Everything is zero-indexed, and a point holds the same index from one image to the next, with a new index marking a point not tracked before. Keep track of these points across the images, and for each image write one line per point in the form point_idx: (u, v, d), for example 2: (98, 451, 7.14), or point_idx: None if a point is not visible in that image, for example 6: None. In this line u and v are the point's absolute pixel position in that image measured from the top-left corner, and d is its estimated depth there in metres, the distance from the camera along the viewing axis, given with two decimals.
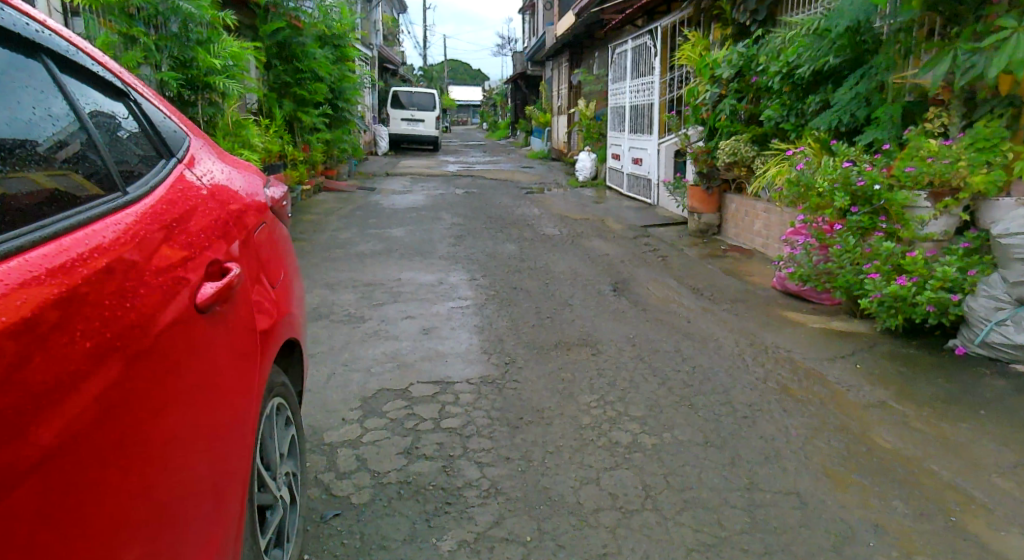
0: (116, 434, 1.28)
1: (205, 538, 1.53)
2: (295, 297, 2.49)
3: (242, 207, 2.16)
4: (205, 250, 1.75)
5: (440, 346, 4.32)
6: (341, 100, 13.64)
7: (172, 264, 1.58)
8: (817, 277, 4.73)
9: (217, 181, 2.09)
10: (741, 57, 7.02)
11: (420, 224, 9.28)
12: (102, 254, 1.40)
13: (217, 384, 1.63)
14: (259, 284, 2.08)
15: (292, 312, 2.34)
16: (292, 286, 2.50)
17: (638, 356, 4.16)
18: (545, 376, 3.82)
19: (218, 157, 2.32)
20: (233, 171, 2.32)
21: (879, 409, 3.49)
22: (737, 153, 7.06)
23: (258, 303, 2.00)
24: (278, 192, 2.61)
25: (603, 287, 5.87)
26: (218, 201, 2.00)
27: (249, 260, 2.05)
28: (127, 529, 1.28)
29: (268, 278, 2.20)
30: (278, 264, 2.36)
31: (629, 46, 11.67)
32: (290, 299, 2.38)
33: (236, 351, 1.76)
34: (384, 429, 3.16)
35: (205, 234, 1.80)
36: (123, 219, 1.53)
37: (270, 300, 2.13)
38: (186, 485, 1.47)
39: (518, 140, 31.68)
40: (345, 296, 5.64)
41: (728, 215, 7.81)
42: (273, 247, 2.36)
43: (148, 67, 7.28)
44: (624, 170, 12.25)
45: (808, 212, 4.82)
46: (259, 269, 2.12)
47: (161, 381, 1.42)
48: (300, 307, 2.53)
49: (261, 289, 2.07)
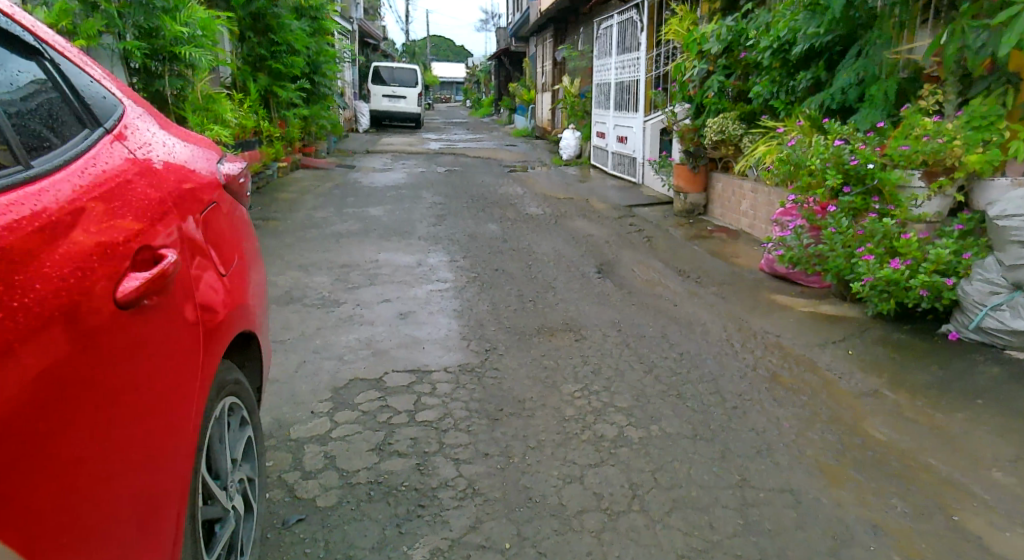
0: (39, 421, 1.18)
1: (148, 534, 1.43)
2: (256, 281, 2.33)
3: (198, 183, 2.00)
4: (156, 226, 1.63)
5: (417, 332, 4.14)
6: (319, 74, 13.32)
7: (120, 238, 1.47)
8: (807, 260, 4.54)
9: (169, 154, 1.93)
10: (730, 31, 6.79)
11: (399, 203, 9.04)
12: (15, 229, 1.24)
13: (159, 374, 1.49)
14: (214, 267, 1.93)
15: (252, 297, 2.19)
16: (253, 269, 2.34)
17: (622, 342, 4.00)
18: (526, 364, 3.65)
19: (171, 129, 2.16)
20: (187, 144, 2.15)
21: (871, 399, 3.31)
22: (725, 131, 6.89)
23: (215, 286, 1.87)
24: (236, 168, 2.42)
25: (586, 270, 5.70)
26: (170, 174, 1.84)
27: (204, 241, 1.90)
28: (50, 520, 1.19)
29: (225, 259, 2.05)
30: (238, 245, 2.21)
31: (614, 21, 11.40)
32: (250, 284, 2.23)
33: (190, 336, 1.65)
34: (356, 424, 2.98)
35: (156, 208, 1.67)
36: (50, 189, 1.37)
37: (229, 285, 1.99)
38: (113, 486, 1.33)
39: (502, 118, 31.29)
40: (319, 278, 5.43)
41: (714, 195, 7.65)
42: (233, 227, 2.20)
43: (110, 36, 7.01)
44: (609, 149, 12.03)
45: (798, 192, 4.64)
46: (215, 250, 1.97)
47: (97, 366, 1.31)
48: (261, 291, 2.36)
49: (216, 272, 1.92)
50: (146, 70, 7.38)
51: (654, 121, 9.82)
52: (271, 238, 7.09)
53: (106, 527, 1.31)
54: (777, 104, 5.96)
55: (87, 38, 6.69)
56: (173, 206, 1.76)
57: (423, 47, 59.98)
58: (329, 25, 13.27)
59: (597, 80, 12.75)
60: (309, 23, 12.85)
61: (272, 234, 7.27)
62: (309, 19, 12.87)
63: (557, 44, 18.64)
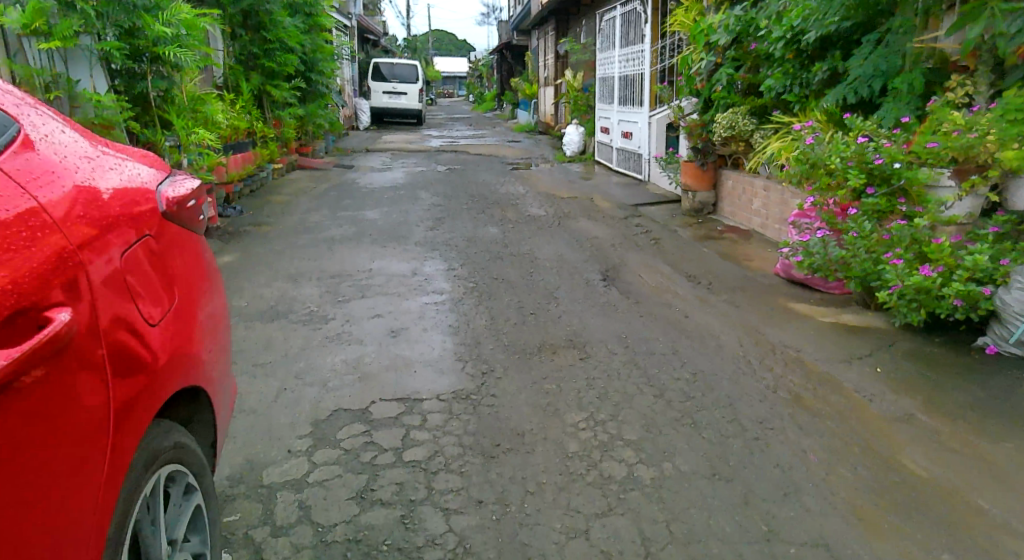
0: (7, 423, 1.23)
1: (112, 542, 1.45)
2: (212, 312, 2.19)
3: (153, 205, 1.90)
4: (116, 237, 1.65)
5: (408, 352, 3.84)
6: (314, 72, 13.06)
7: (81, 250, 1.50)
8: (828, 266, 4.16)
9: (120, 174, 1.86)
10: (739, 21, 6.44)
11: (397, 204, 8.75)
12: None
13: (117, 386, 1.50)
14: (162, 296, 1.82)
15: (206, 329, 2.06)
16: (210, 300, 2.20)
17: (629, 359, 3.69)
18: (525, 389, 3.34)
19: (119, 148, 2.07)
20: (139, 164, 2.03)
21: (904, 424, 2.91)
22: (734, 126, 6.56)
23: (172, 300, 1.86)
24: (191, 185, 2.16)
25: (590, 276, 5.40)
26: (120, 195, 1.77)
27: (153, 268, 1.79)
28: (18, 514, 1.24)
29: (178, 288, 1.93)
30: (193, 273, 2.08)
31: (618, 13, 11.06)
32: (205, 315, 2.11)
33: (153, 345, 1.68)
34: (336, 465, 2.69)
35: (117, 220, 1.69)
36: None
37: (187, 301, 1.97)
38: (83, 484, 1.37)
39: (505, 113, 30.92)
40: (309, 290, 5.15)
41: (724, 192, 7.32)
42: (190, 250, 2.10)
43: (89, 36, 6.83)
44: (613, 144, 11.71)
45: (817, 192, 4.29)
46: (165, 278, 1.86)
47: (66, 369, 1.36)
48: (218, 323, 2.22)
49: (164, 302, 1.81)
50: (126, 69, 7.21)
51: (660, 116, 9.50)
52: (262, 244, 6.81)
53: (63, 539, 1.32)
54: (790, 98, 5.62)
55: (64, 38, 6.51)
56: (124, 227, 1.70)
57: (425, 42, 59.59)
58: (324, 21, 13.01)
59: (600, 73, 12.41)
60: (302, 19, 12.59)
61: (262, 241, 7.00)
62: (303, 15, 12.62)
63: (559, 38, 18.29)
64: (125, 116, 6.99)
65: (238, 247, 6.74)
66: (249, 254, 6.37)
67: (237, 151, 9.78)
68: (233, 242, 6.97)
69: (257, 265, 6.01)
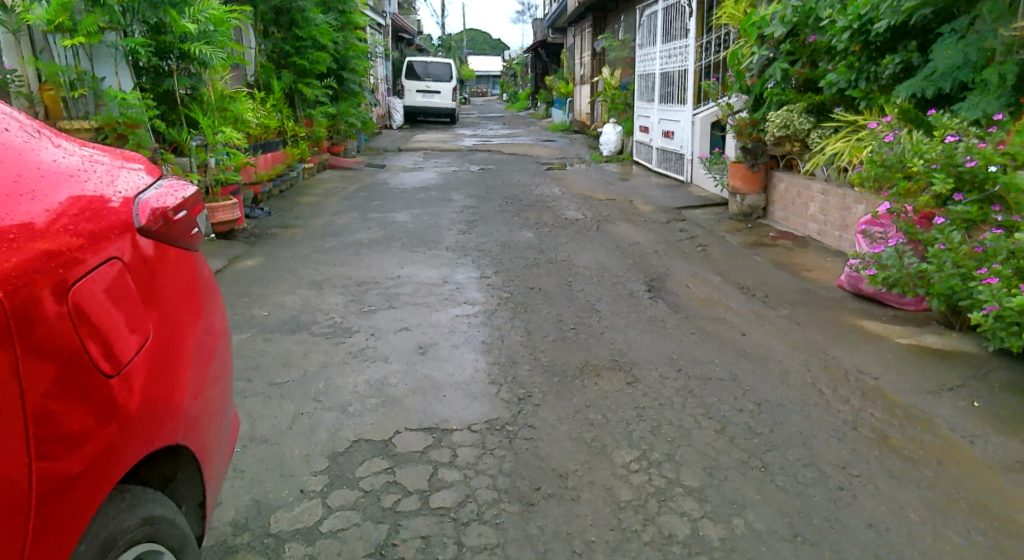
0: None
1: None
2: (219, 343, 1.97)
3: (162, 221, 1.71)
4: (108, 249, 1.49)
5: (437, 374, 3.50)
6: (347, 71, 12.81)
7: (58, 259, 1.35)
8: (907, 281, 3.71)
9: (122, 186, 1.67)
10: (796, 11, 5.97)
11: (429, 206, 8.45)
12: None
13: (80, 418, 1.32)
14: (163, 319, 1.64)
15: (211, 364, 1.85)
16: (215, 329, 1.97)
17: (681, 384, 3.31)
18: (567, 420, 2.98)
19: (134, 162, 1.89)
20: (148, 176, 1.84)
21: (1016, 474, 2.49)
22: (789, 125, 6.12)
23: (174, 330, 1.66)
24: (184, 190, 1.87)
25: (633, 287, 5.02)
26: (118, 208, 1.58)
27: (152, 289, 1.61)
28: None
29: (179, 316, 1.72)
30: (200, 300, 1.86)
31: (659, 7, 10.62)
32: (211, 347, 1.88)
33: (142, 374, 1.50)
34: (353, 511, 2.35)
35: (111, 230, 1.52)
36: None
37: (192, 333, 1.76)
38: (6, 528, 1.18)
39: (539, 112, 30.57)
40: (333, 300, 4.85)
41: (775, 196, 6.87)
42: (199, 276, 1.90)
43: (113, 32, 6.59)
44: (653, 144, 11.29)
45: (894, 198, 3.86)
46: (168, 299, 1.67)
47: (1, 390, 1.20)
48: (225, 356, 1.99)
49: (164, 326, 1.63)
50: (152, 66, 6.95)
51: (704, 114, 9.06)
52: (287, 248, 6.56)
53: None
54: (856, 93, 5.17)
55: (88, 34, 6.27)
56: (119, 240, 1.53)
57: (459, 40, 59.46)
58: (358, 19, 12.78)
59: (640, 70, 11.98)
60: (336, 17, 12.41)
61: (289, 244, 6.74)
62: (336, 13, 12.43)
63: (596, 35, 17.87)
64: (151, 114, 6.70)
65: (263, 251, 6.49)
66: (274, 259, 6.11)
67: (266, 150, 9.56)
68: (259, 244, 6.72)
69: (282, 270, 5.75)
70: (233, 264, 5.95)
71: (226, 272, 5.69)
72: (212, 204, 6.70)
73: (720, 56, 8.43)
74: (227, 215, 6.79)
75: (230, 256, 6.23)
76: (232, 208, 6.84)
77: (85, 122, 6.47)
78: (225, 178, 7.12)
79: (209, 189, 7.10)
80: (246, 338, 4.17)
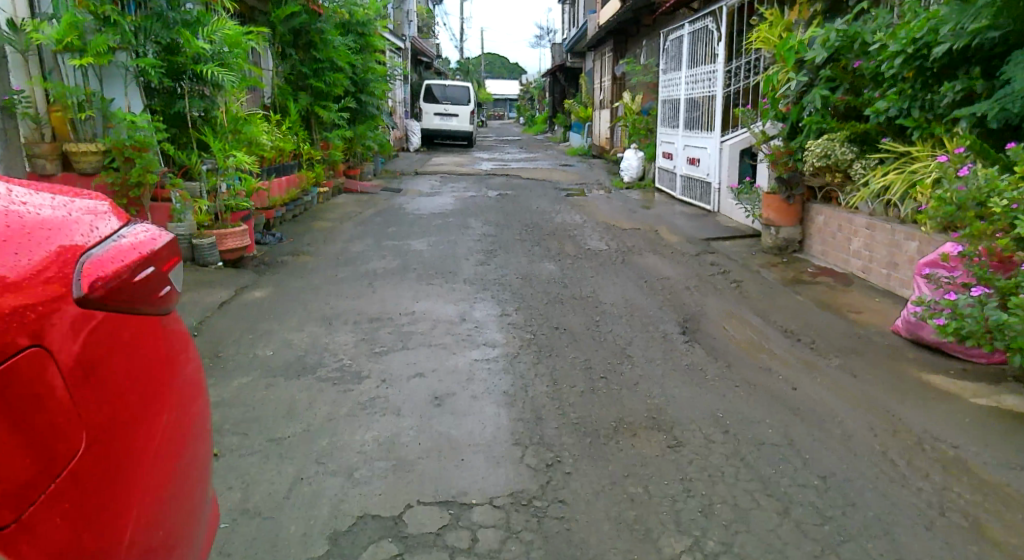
0: None
1: None
2: (196, 418, 1.68)
3: (125, 282, 1.41)
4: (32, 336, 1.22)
5: (454, 430, 3.15)
6: (365, 94, 12.58)
7: None
8: (983, 335, 3.31)
9: (66, 243, 1.37)
10: (840, 36, 5.60)
11: (446, 234, 8.12)
12: None
13: None
14: (116, 409, 1.36)
15: (180, 449, 1.57)
16: (193, 404, 1.69)
17: (730, 450, 2.93)
18: (604, 494, 2.61)
19: (99, 206, 1.59)
20: (112, 222, 1.54)
21: None
22: (830, 154, 5.74)
23: (127, 424, 1.38)
24: (161, 237, 1.58)
25: (667, 328, 4.65)
26: (55, 276, 1.30)
27: (100, 376, 1.33)
28: None
29: (142, 405, 1.44)
30: (173, 373, 1.58)
31: (685, 31, 10.33)
32: (183, 427, 1.60)
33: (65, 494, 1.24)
34: None
35: (44, 310, 1.25)
36: None
37: (157, 421, 1.48)
38: None
39: (557, 135, 30.35)
40: (343, 338, 4.51)
41: (812, 229, 6.48)
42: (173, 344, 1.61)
43: (123, 53, 6.29)
44: (676, 171, 10.96)
45: (966, 240, 3.48)
46: (126, 385, 1.40)
47: None
48: (203, 432, 1.71)
49: (115, 419, 1.35)
50: (163, 88, 6.61)
51: (732, 141, 8.71)
52: (298, 277, 6.24)
53: None
54: (909, 122, 4.80)
55: (98, 54, 5.99)
56: (55, 321, 1.26)
57: (477, 63, 59.64)
58: (377, 42, 12.59)
59: (664, 95, 11.66)
60: (354, 40, 12.26)
61: (300, 272, 6.42)
62: (355, 35, 12.29)
63: (617, 59, 17.63)
64: (161, 136, 6.35)
65: (272, 279, 6.17)
66: (283, 290, 5.80)
67: (280, 173, 9.29)
68: (268, 273, 6.41)
69: (290, 303, 5.42)
70: (240, 295, 5.63)
71: (232, 304, 5.37)
72: (221, 230, 6.39)
73: (753, 81, 8.10)
74: (237, 242, 6.48)
75: (238, 285, 5.91)
76: (241, 234, 6.53)
77: (93, 145, 6.09)
78: (235, 204, 6.79)
79: (218, 215, 6.76)
80: (248, 382, 3.83)
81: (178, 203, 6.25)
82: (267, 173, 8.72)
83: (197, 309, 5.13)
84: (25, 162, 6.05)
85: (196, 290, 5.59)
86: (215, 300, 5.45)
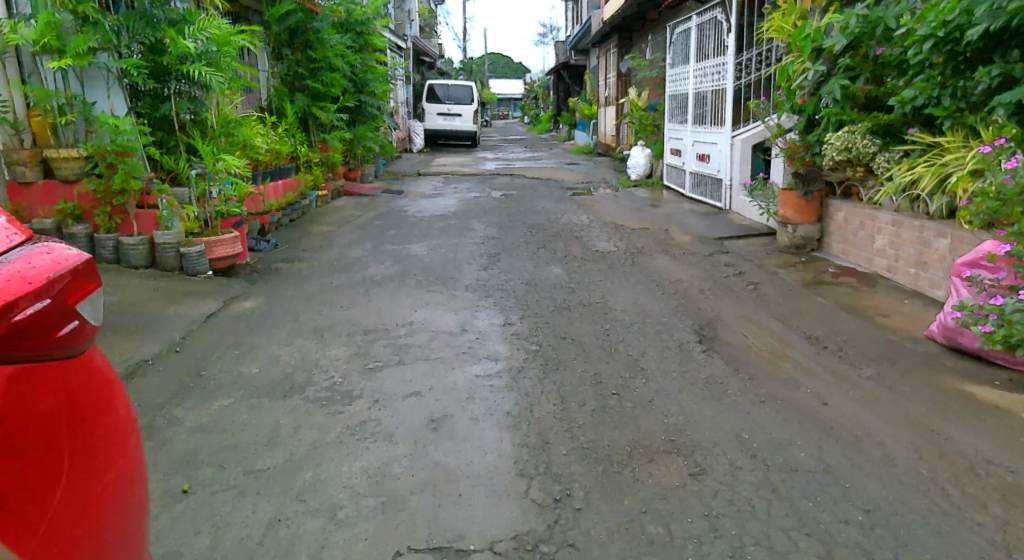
0: None
1: None
2: (122, 463, 1.56)
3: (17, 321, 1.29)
4: None
5: (452, 459, 2.85)
6: (365, 94, 12.29)
7: None
8: None
9: None
10: (861, 21, 5.27)
11: (447, 236, 7.82)
12: None
13: None
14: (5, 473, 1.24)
15: (99, 501, 1.45)
16: (120, 452, 1.56)
17: (760, 478, 2.62)
18: (619, 535, 2.31)
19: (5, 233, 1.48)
20: (11, 251, 1.41)
21: None
22: (851, 147, 5.40)
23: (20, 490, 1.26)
24: (68, 262, 1.45)
25: (682, 336, 4.33)
26: None
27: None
28: None
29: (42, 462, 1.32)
30: (91, 422, 1.46)
31: (692, 24, 9.99)
32: (103, 475, 1.48)
33: None
34: None
35: None
36: None
37: (65, 477, 1.36)
38: None
39: (562, 133, 30.00)
40: (335, 353, 4.21)
41: (832, 226, 6.15)
42: (90, 388, 1.48)
43: (105, 54, 6.00)
44: (685, 168, 10.63)
45: (1012, 237, 3.13)
46: (20, 445, 1.28)
47: None
48: (131, 477, 1.58)
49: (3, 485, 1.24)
50: (148, 89, 6.29)
51: (743, 135, 8.39)
52: (291, 285, 5.95)
53: None
54: (939, 111, 4.50)
55: (76, 55, 5.70)
56: None
57: (481, 63, 59.33)
58: (376, 41, 12.30)
59: (671, 91, 11.32)
60: (352, 39, 11.97)
61: (294, 280, 6.14)
62: (354, 34, 12.01)
63: (622, 55, 17.31)
64: (146, 140, 6.04)
65: (263, 288, 5.88)
66: (275, 300, 5.52)
67: (275, 177, 8.99)
68: (261, 281, 6.12)
69: (282, 314, 5.13)
70: (229, 305, 5.35)
71: (220, 315, 5.09)
72: (212, 237, 6.08)
73: (766, 73, 7.77)
74: (228, 250, 6.17)
75: (228, 294, 5.63)
76: (233, 241, 6.22)
77: (74, 150, 5.83)
78: (226, 209, 6.48)
79: (207, 221, 6.45)
80: (230, 403, 3.54)
81: (164, 209, 5.96)
82: (261, 177, 8.43)
83: (184, 322, 4.84)
84: (5, 169, 5.91)
85: (184, 301, 5.31)
86: (203, 311, 5.16)
